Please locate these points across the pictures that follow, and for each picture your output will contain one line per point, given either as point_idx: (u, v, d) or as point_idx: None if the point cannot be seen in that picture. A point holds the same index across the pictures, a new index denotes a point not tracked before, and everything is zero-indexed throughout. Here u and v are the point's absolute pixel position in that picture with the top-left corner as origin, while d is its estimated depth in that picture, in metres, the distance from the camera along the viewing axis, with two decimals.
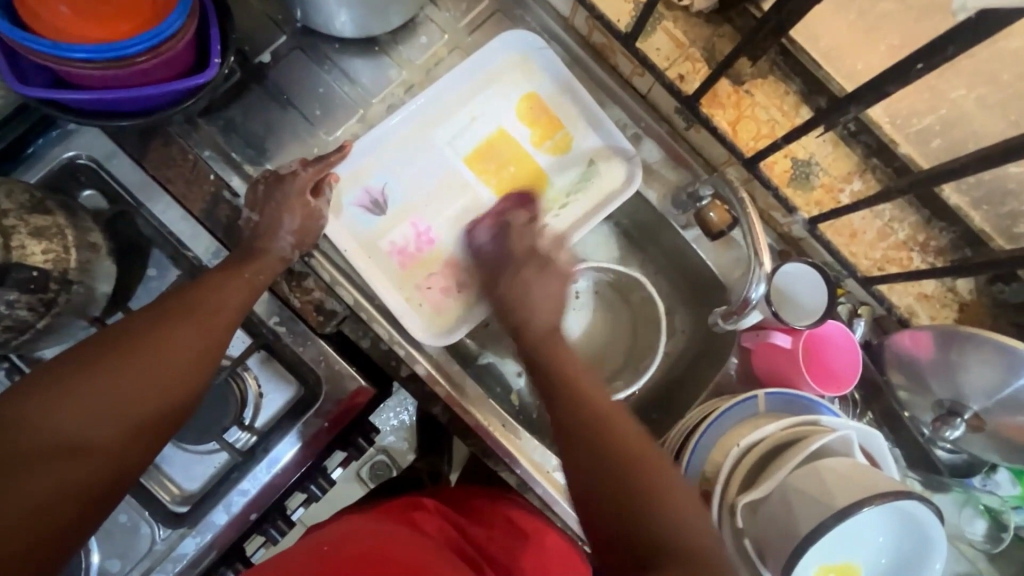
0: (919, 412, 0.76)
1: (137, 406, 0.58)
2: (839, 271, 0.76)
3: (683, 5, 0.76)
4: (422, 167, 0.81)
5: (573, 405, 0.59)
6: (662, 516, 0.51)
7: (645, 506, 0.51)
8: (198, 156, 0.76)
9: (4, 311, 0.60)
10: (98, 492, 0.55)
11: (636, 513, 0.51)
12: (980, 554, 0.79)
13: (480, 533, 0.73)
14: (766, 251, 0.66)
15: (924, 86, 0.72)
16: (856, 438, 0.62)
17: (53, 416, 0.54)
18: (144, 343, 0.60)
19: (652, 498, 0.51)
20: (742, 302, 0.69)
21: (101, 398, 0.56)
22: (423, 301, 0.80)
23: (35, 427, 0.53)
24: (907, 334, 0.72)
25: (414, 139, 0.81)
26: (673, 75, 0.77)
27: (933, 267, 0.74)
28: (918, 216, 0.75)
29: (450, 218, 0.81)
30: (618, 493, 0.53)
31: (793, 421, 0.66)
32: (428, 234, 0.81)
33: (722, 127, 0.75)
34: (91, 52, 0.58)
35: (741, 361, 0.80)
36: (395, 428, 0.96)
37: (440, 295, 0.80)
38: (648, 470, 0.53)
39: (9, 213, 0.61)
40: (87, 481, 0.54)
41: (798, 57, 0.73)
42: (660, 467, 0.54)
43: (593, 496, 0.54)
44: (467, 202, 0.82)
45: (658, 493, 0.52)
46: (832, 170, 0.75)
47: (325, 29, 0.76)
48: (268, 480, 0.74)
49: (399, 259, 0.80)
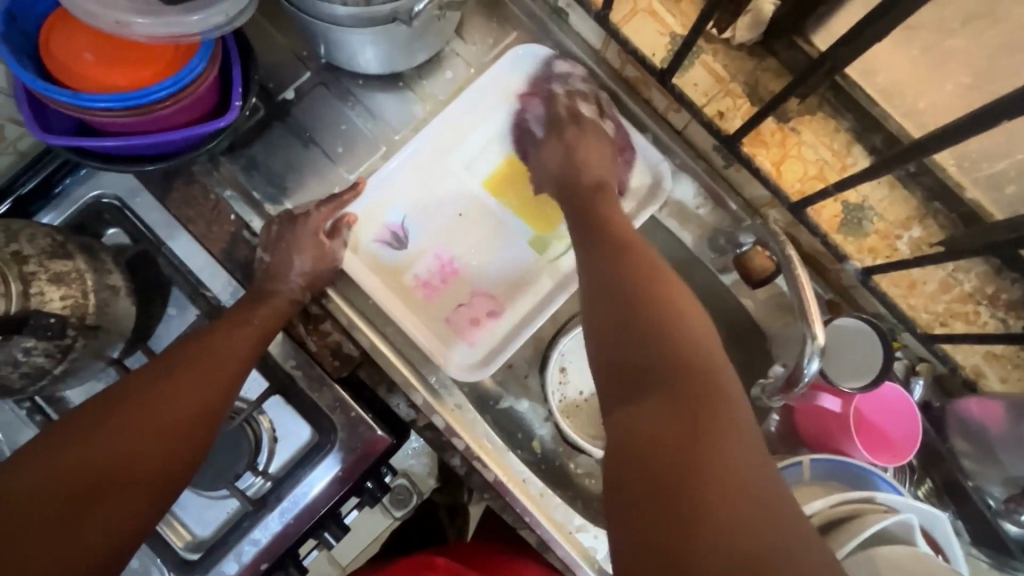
0: (986, 483, 0.68)
1: (145, 463, 0.56)
2: (895, 325, 0.70)
3: (724, 37, 0.71)
4: (442, 195, 0.79)
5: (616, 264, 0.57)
6: (678, 336, 0.49)
7: (676, 331, 0.50)
8: (219, 195, 0.75)
9: (21, 359, 0.59)
10: (99, 561, 0.51)
11: (666, 343, 0.49)
12: None
13: None
14: (818, 317, 0.58)
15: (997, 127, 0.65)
16: (917, 521, 0.56)
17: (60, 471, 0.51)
18: (149, 399, 0.58)
19: (674, 324, 0.51)
20: (789, 377, 0.62)
21: (106, 461, 0.53)
22: (452, 330, 0.78)
23: (40, 491, 0.50)
24: (973, 400, 0.66)
25: (430, 168, 0.79)
26: (712, 112, 0.71)
27: (1005, 324, 0.67)
28: (987, 266, 0.68)
29: (474, 241, 0.79)
30: (640, 359, 0.50)
31: (844, 496, 0.59)
32: (451, 263, 0.79)
33: (766, 167, 0.70)
34: (112, 101, 0.57)
35: (783, 419, 0.73)
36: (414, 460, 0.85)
37: (467, 324, 0.78)
38: (650, 302, 0.53)
39: (31, 259, 0.61)
40: (92, 553, 0.51)
41: (851, 93, 0.67)
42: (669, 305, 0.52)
43: (613, 335, 0.53)
44: (491, 224, 0.79)
45: (659, 309, 0.52)
46: (888, 215, 0.69)
47: (350, 66, 0.74)
48: (280, 529, 0.72)
49: (422, 289, 0.78)
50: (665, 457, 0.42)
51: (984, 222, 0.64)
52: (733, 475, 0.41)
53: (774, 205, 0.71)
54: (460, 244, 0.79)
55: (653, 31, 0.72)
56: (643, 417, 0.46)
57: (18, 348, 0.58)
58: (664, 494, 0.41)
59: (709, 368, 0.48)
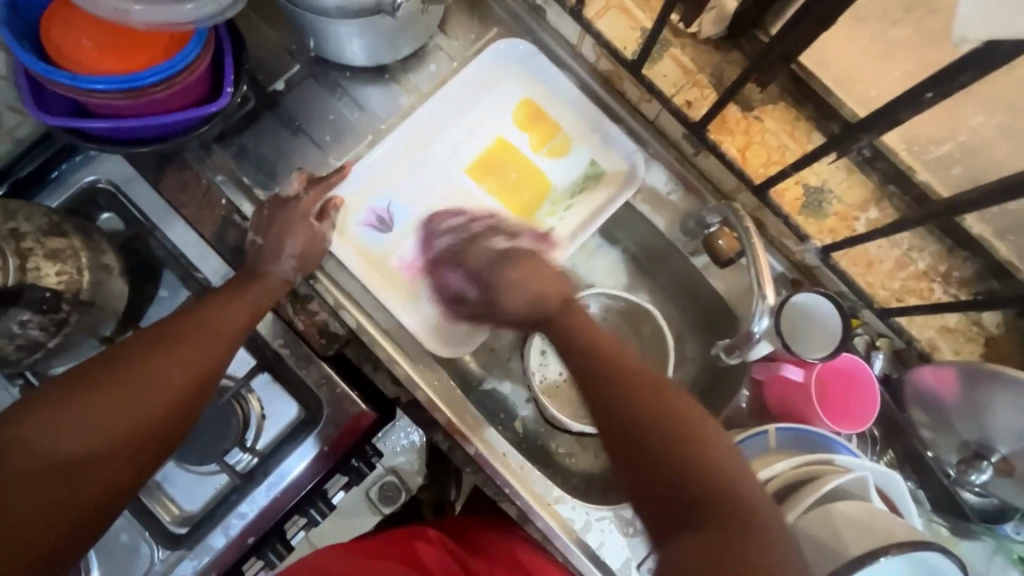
0: (943, 452, 0.72)
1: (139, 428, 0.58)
2: (854, 302, 0.74)
3: (691, 32, 0.76)
4: (425, 182, 0.82)
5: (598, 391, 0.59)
6: (682, 463, 0.52)
7: (697, 457, 0.52)
8: (211, 180, 0.78)
9: (17, 331, 0.62)
10: (85, 516, 0.54)
11: (673, 467, 0.52)
12: None
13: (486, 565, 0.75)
14: (771, 283, 0.63)
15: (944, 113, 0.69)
16: (871, 479, 0.60)
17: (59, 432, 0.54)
18: (145, 361, 0.60)
19: (673, 450, 0.53)
20: (745, 335, 0.67)
21: (100, 418, 0.56)
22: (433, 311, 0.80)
23: (37, 444, 0.52)
24: (928, 369, 0.68)
25: (414, 155, 0.82)
26: (680, 102, 0.76)
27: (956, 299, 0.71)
28: (940, 246, 0.72)
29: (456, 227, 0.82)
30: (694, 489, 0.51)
31: (804, 459, 0.63)
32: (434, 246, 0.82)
33: (731, 153, 0.74)
34: (109, 84, 0.60)
35: (753, 394, 0.77)
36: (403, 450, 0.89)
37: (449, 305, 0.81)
38: (685, 431, 0.54)
39: (27, 236, 0.64)
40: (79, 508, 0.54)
41: (809, 83, 0.72)
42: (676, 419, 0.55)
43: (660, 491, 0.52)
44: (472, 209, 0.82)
45: (676, 434, 0.54)
46: (846, 197, 0.73)
47: (337, 58, 0.78)
48: (267, 503, 0.74)
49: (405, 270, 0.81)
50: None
51: (933, 202, 0.68)
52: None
53: (741, 189, 0.75)
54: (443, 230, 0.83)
55: (625, 26, 0.76)
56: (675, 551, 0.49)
57: (15, 320, 0.61)
58: None
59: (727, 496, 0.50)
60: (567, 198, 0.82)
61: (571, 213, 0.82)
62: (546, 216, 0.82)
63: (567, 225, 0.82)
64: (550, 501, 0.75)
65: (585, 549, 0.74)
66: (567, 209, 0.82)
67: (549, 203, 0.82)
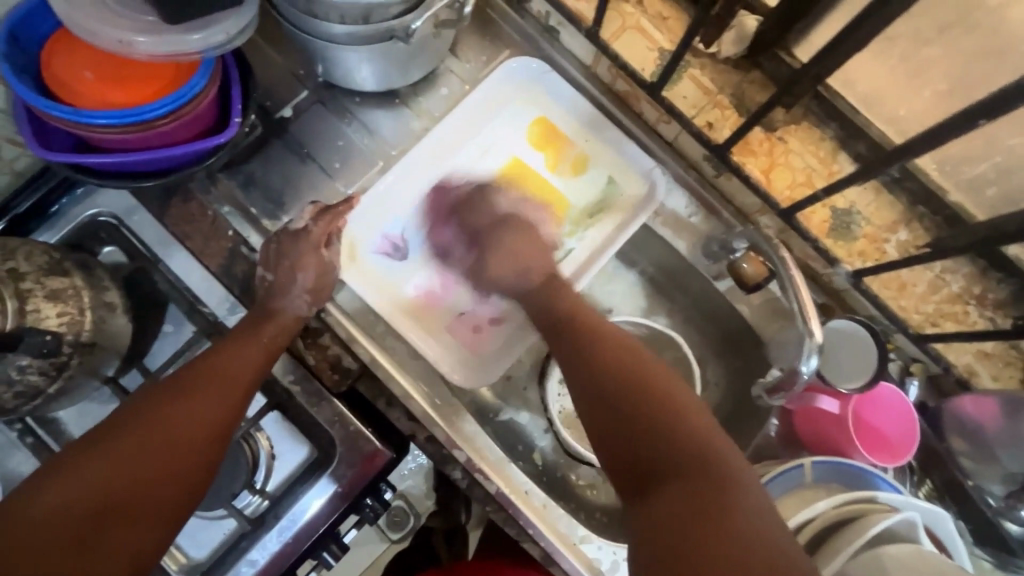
0: (986, 482, 0.69)
1: (154, 481, 0.55)
2: (887, 327, 0.71)
3: (711, 52, 0.74)
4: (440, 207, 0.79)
5: (578, 339, 0.65)
6: (670, 427, 0.55)
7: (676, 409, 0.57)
8: (217, 212, 0.75)
9: (15, 377, 0.59)
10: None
11: (647, 421, 0.56)
12: None
13: None
14: (815, 315, 0.61)
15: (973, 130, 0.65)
16: (920, 520, 0.56)
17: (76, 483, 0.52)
18: (153, 420, 0.57)
19: (676, 420, 0.56)
20: (791, 376, 0.64)
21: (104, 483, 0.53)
22: (455, 337, 0.79)
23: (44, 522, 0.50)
24: (969, 399, 0.67)
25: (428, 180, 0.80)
26: (701, 123, 0.74)
27: (992, 323, 0.68)
28: (973, 267, 0.69)
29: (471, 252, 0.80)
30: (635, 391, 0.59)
31: (846, 496, 0.60)
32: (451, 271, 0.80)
33: (755, 175, 0.72)
34: (113, 118, 0.58)
35: (783, 424, 0.74)
36: (412, 475, 0.88)
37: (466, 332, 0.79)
38: (640, 379, 0.60)
39: (27, 277, 0.61)
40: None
41: (834, 102, 0.69)
42: (642, 368, 0.61)
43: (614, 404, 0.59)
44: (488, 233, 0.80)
45: (649, 390, 0.59)
46: (875, 219, 0.71)
47: (347, 83, 0.76)
48: (279, 549, 0.70)
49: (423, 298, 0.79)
50: (696, 504, 0.49)
51: (967, 223, 0.66)
52: (758, 532, 0.47)
53: (765, 211, 0.73)
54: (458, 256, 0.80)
55: (641, 46, 0.74)
56: (664, 501, 0.51)
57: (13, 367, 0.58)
58: (701, 534, 0.47)
59: (692, 444, 0.54)
60: (586, 216, 0.80)
61: (590, 232, 0.79)
62: (565, 236, 0.79)
63: (587, 244, 0.79)
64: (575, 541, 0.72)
65: None
66: (587, 227, 0.79)
67: (568, 223, 0.80)
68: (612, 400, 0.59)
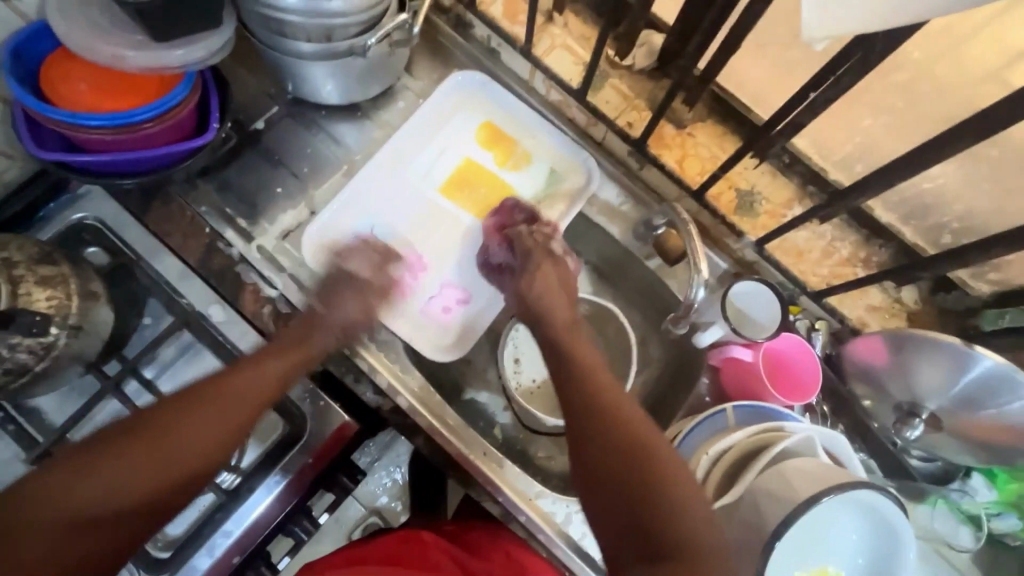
0: (885, 420, 0.78)
1: (162, 493, 0.57)
2: (793, 289, 0.81)
3: (627, 64, 0.87)
4: (403, 203, 0.89)
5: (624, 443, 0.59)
6: (677, 502, 0.56)
7: (657, 486, 0.57)
8: (195, 211, 0.83)
9: (6, 354, 0.64)
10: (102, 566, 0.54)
11: (639, 503, 0.56)
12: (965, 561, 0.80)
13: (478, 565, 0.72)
14: (705, 259, 0.72)
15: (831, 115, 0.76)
16: (817, 440, 0.65)
17: (90, 495, 0.53)
18: (169, 423, 0.57)
19: (669, 489, 0.56)
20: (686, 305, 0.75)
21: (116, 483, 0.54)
22: (425, 318, 0.86)
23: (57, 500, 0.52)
24: (859, 340, 0.75)
25: (389, 181, 0.89)
26: (622, 123, 0.87)
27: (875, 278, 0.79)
28: (858, 235, 0.81)
29: (435, 241, 0.88)
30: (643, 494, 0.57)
31: (758, 428, 0.68)
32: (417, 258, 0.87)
33: (671, 165, 0.85)
34: (104, 120, 0.67)
35: (712, 381, 0.83)
36: (387, 488, 0.94)
37: (439, 312, 0.87)
38: (654, 465, 0.58)
39: (19, 264, 0.67)
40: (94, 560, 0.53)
41: (729, 102, 0.82)
42: (654, 449, 0.59)
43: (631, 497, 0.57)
44: (450, 222, 0.89)
45: (650, 471, 0.57)
46: (773, 197, 0.83)
47: (314, 98, 0.86)
48: (252, 521, 0.74)
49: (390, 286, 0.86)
50: None
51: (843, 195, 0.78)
52: None
53: (681, 195, 0.85)
54: (424, 246, 0.88)
55: (568, 61, 0.89)
56: None
57: (4, 344, 0.64)
58: None
59: (704, 528, 0.55)
60: (533, 204, 0.89)
61: (538, 216, 0.88)
62: None
63: None
64: (531, 496, 0.78)
65: (569, 541, 0.77)
66: None
67: None
68: (644, 493, 0.57)
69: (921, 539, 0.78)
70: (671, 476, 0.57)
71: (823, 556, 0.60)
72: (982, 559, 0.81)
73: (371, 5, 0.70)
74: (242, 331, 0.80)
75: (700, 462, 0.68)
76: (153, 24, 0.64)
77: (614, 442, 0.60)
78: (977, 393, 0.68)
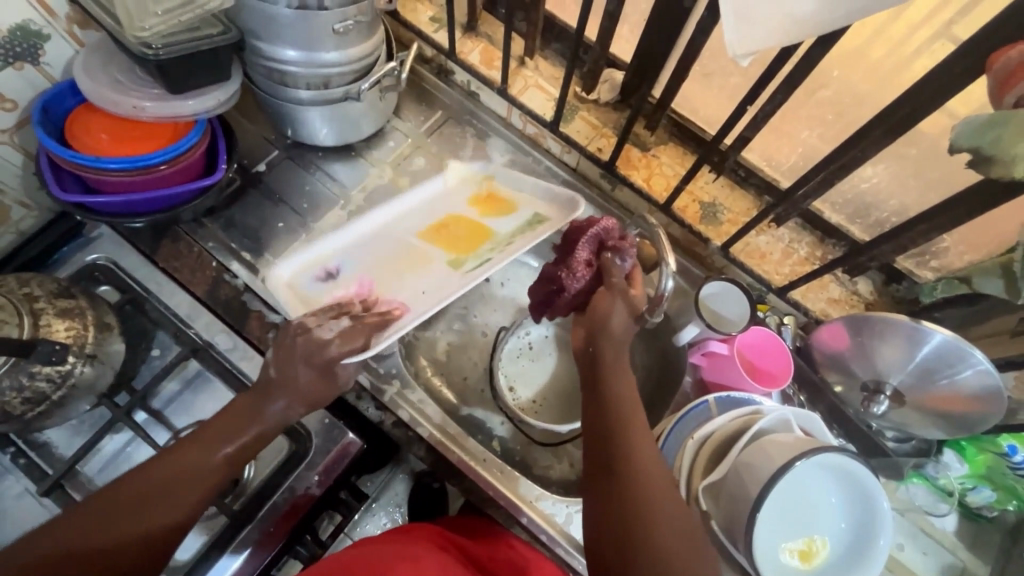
0: (855, 403, 0.84)
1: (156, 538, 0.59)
2: (760, 289, 0.89)
3: (593, 98, 0.97)
4: (378, 245, 0.83)
5: (631, 464, 0.61)
6: (666, 520, 0.57)
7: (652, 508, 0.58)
8: (202, 247, 0.88)
9: (26, 382, 0.68)
10: None
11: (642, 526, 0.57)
12: (944, 535, 0.85)
13: (482, 552, 0.76)
14: (671, 253, 0.77)
15: (773, 130, 0.85)
16: (792, 418, 0.70)
17: (70, 537, 0.56)
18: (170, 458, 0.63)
19: (658, 510, 0.58)
20: (657, 296, 0.76)
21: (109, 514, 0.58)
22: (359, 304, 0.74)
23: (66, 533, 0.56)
24: (824, 329, 0.81)
25: (371, 227, 0.85)
26: (593, 149, 0.95)
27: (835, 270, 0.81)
28: (813, 236, 0.89)
29: (391, 267, 0.80)
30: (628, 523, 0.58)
31: (737, 412, 0.73)
32: (368, 290, 0.78)
33: (639, 183, 0.93)
34: (123, 164, 0.74)
35: (695, 379, 0.87)
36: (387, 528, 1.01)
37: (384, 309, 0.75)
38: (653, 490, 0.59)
39: (40, 298, 0.72)
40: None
41: (685, 125, 0.92)
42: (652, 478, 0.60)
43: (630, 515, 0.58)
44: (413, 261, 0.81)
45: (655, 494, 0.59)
46: (733, 207, 0.91)
47: (311, 141, 0.94)
48: (260, 540, 0.76)
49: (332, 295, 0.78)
50: None
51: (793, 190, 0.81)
52: None
53: (651, 209, 0.92)
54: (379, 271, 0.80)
55: (541, 98, 0.97)
56: None
57: (25, 372, 0.68)
58: None
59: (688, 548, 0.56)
60: (506, 240, 0.80)
61: (507, 246, 0.78)
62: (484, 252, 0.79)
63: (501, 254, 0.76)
64: (532, 498, 0.80)
65: (571, 541, 0.79)
66: (506, 246, 0.79)
67: (490, 244, 0.81)
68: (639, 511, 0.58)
69: (897, 510, 0.85)
70: (673, 502, 0.59)
71: (809, 523, 0.65)
72: (965, 532, 0.85)
73: (362, 53, 0.80)
74: (249, 357, 0.84)
75: (687, 448, 0.72)
76: (171, 79, 0.73)
77: (626, 478, 0.60)
78: (932, 368, 0.75)
